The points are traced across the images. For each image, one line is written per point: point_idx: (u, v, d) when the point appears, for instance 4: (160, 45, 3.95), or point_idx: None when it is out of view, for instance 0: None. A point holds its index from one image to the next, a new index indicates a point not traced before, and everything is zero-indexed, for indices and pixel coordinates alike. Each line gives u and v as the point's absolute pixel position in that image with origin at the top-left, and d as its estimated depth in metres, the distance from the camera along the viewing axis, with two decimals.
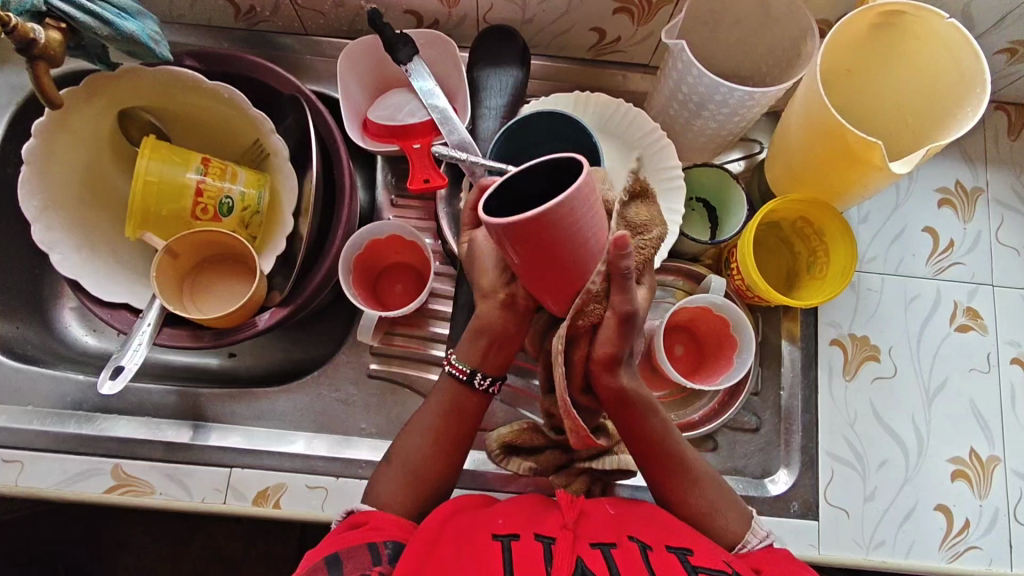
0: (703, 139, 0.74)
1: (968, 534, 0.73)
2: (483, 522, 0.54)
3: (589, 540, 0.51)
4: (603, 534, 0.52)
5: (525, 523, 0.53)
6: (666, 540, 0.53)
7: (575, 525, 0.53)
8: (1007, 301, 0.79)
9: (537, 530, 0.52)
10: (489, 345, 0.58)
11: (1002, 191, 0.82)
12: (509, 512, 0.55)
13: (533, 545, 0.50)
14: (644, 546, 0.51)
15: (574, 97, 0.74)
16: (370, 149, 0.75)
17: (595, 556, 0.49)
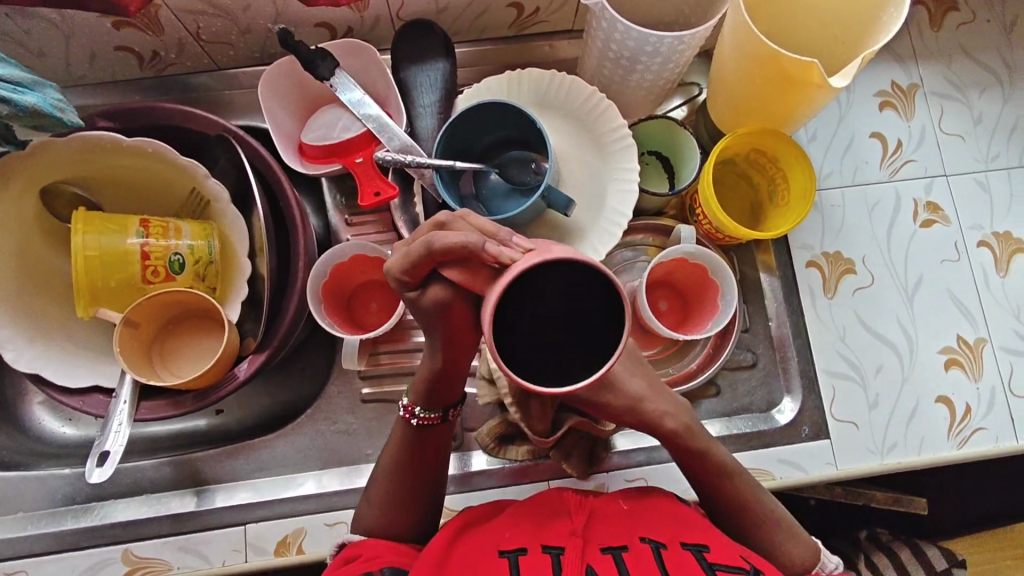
0: (643, 92, 0.73)
1: (972, 418, 0.75)
2: (493, 537, 0.56)
3: (599, 545, 0.54)
4: (614, 537, 0.55)
5: (533, 533, 0.55)
6: (681, 536, 0.55)
7: (583, 528, 0.55)
8: (962, 188, 0.81)
9: (545, 539, 0.54)
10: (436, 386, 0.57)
11: (935, 82, 0.84)
12: (519, 521, 0.57)
13: (542, 559, 0.52)
14: (656, 546, 0.54)
15: (505, 78, 0.72)
16: (312, 173, 0.72)
17: (604, 562, 0.52)
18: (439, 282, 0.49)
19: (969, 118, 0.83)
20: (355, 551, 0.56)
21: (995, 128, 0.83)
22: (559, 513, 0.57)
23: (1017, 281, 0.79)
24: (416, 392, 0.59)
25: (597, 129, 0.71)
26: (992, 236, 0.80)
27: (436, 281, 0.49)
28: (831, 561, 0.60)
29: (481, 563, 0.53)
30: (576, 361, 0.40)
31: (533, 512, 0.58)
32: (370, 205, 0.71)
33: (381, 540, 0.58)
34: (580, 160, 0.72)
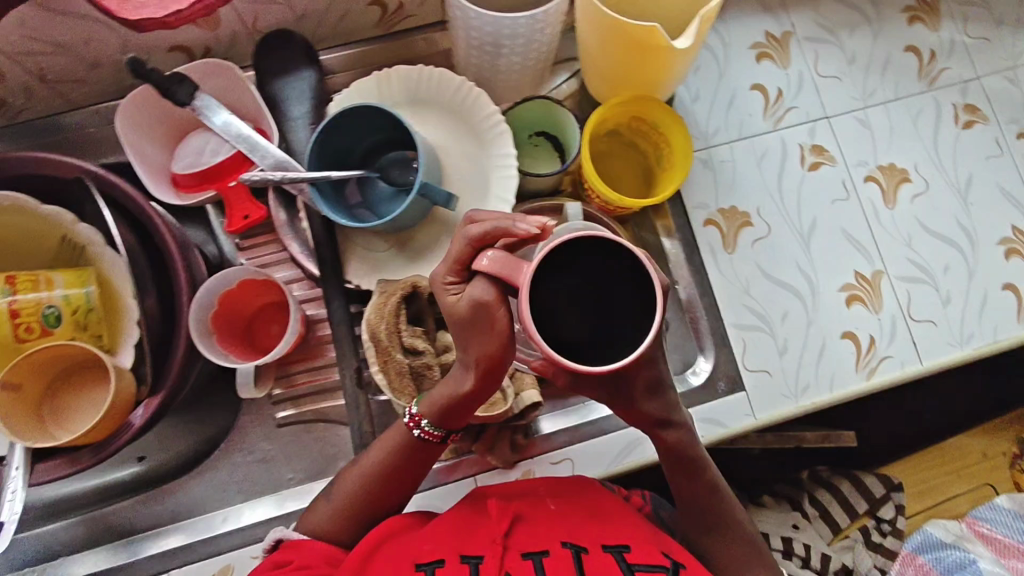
0: (515, 75, 0.73)
1: (877, 348, 0.78)
2: (413, 547, 0.55)
3: (520, 551, 0.53)
4: (536, 540, 0.54)
5: (452, 542, 0.54)
6: (601, 538, 0.56)
7: (505, 535, 0.54)
8: (844, 128, 0.83)
9: (465, 549, 0.53)
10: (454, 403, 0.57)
11: (808, 27, 0.85)
12: (440, 531, 0.56)
13: (459, 569, 0.51)
14: (577, 550, 0.53)
15: (374, 79, 0.70)
16: (189, 203, 0.69)
17: (522, 567, 0.51)
18: (477, 281, 0.50)
19: (843, 59, 0.85)
20: (288, 555, 0.55)
21: (869, 66, 0.85)
22: (483, 523, 0.56)
23: (904, 211, 0.81)
24: (429, 404, 0.59)
25: (472, 119, 0.70)
26: (877, 170, 0.82)
27: (474, 280, 0.50)
28: None
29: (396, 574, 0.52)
30: (619, 336, 0.43)
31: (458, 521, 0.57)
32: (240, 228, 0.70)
33: (320, 543, 0.57)
34: (461, 151, 0.71)
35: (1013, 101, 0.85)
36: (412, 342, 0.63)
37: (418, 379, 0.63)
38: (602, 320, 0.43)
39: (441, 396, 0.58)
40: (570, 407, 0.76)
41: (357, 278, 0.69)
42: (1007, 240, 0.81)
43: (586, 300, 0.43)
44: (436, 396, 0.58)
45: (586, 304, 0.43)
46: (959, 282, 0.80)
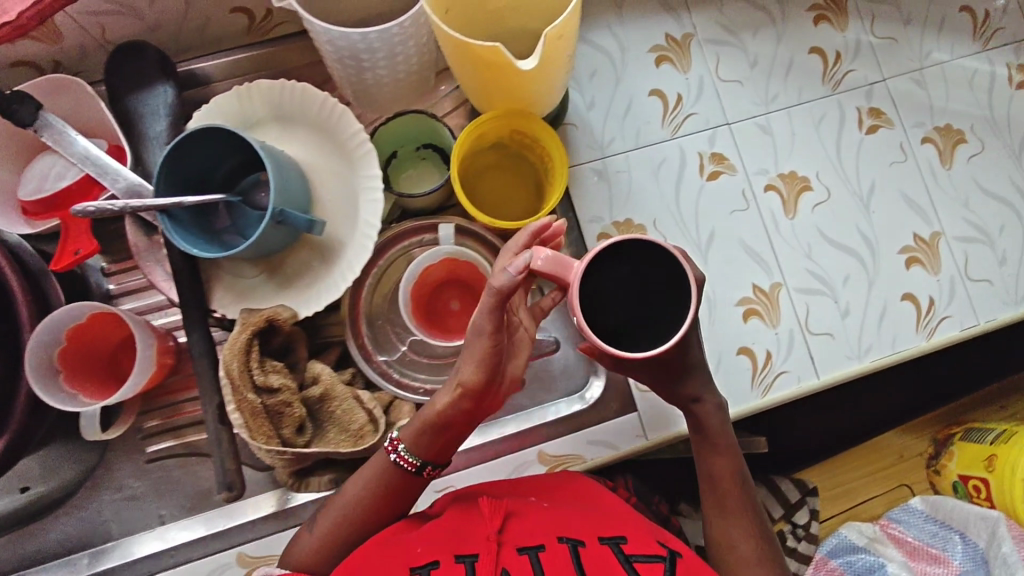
0: (388, 87, 0.69)
1: (773, 363, 0.76)
2: (403, 554, 0.52)
3: (516, 546, 0.50)
4: (530, 536, 0.51)
5: (446, 543, 0.51)
6: (599, 531, 0.54)
7: (499, 532, 0.52)
8: (744, 134, 0.80)
9: (459, 549, 0.50)
10: (430, 433, 0.58)
11: (709, 29, 0.82)
12: (429, 535, 0.53)
13: (454, 568, 0.48)
14: (576, 544, 0.51)
15: (234, 94, 0.66)
16: (36, 230, 0.66)
17: (521, 563, 0.48)
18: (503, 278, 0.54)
19: (745, 62, 0.82)
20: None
21: (772, 70, 0.82)
22: (473, 525, 0.53)
23: (804, 220, 0.79)
24: (408, 427, 0.59)
25: (339, 137, 0.66)
26: (778, 178, 0.80)
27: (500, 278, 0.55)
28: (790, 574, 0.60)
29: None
30: (642, 333, 0.49)
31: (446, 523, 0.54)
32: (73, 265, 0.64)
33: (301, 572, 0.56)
34: (330, 170, 0.67)
35: (920, 104, 0.82)
36: (267, 378, 0.61)
37: (276, 416, 0.62)
38: (646, 315, 0.49)
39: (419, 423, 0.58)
40: None
41: (222, 307, 0.67)
42: (909, 248, 0.79)
43: (624, 291, 0.49)
44: (416, 421, 0.58)
45: (627, 297, 0.49)
46: (859, 293, 0.78)
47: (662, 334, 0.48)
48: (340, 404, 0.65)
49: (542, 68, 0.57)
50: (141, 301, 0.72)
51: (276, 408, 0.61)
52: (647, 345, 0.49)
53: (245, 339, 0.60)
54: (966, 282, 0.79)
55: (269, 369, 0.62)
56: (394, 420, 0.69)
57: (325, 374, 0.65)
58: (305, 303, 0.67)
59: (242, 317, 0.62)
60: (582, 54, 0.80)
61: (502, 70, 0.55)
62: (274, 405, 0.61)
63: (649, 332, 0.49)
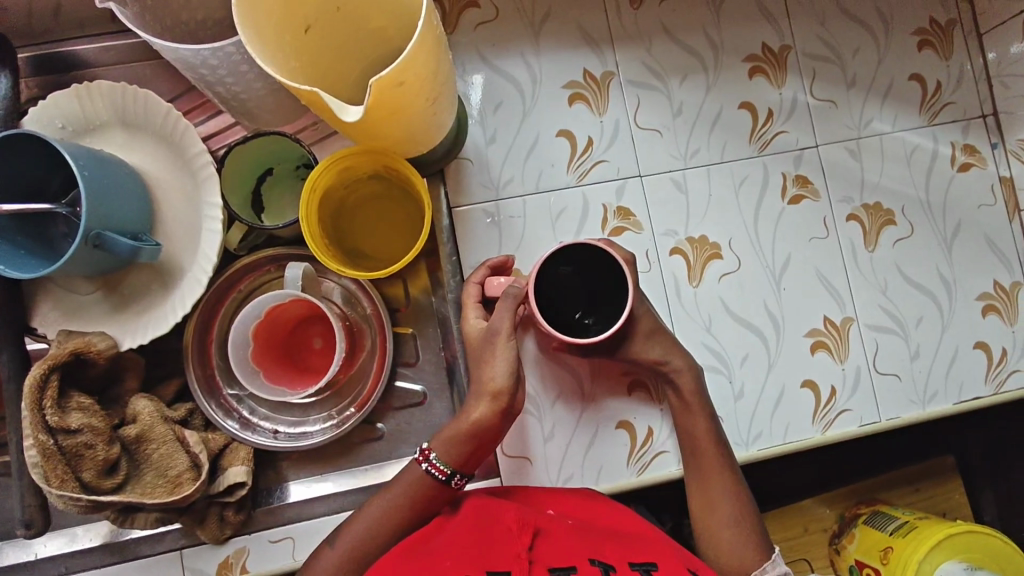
0: (250, 101, 0.63)
1: (654, 441, 0.71)
2: (431, 565, 0.50)
3: (549, 566, 0.50)
4: (562, 557, 0.51)
5: (477, 558, 0.50)
6: (629, 556, 0.54)
7: (529, 549, 0.51)
8: (656, 188, 0.74)
9: (489, 565, 0.49)
10: (467, 440, 0.61)
11: (633, 69, 0.75)
12: (456, 549, 0.52)
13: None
14: (607, 567, 0.51)
15: (73, 92, 0.60)
16: None
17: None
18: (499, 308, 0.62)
19: (668, 110, 0.75)
20: None
21: (696, 120, 0.75)
22: (504, 536, 0.53)
23: (709, 290, 0.74)
24: (441, 438, 0.61)
25: (186, 154, 0.61)
26: (686, 242, 0.74)
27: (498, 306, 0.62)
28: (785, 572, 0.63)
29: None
30: (608, 311, 0.60)
31: (469, 538, 0.53)
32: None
33: None
34: (174, 186, 0.62)
35: (851, 177, 0.77)
36: (69, 417, 0.56)
37: (81, 457, 0.57)
38: (594, 299, 0.60)
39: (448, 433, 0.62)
40: (318, 475, 0.69)
41: (44, 327, 0.62)
42: (817, 331, 0.74)
43: (581, 283, 0.60)
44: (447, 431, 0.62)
45: (574, 298, 0.60)
46: (756, 373, 0.73)
47: (605, 313, 0.60)
48: (159, 445, 0.60)
49: (383, 116, 0.51)
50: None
51: (81, 448, 0.57)
52: (603, 324, 0.60)
53: (48, 374, 0.56)
54: (873, 374, 0.74)
55: (75, 408, 0.57)
56: (227, 465, 0.64)
57: (148, 410, 0.61)
58: (132, 334, 0.62)
59: (60, 338, 0.59)
60: (489, 83, 0.73)
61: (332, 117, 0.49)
62: (77, 445, 0.56)
63: (611, 306, 0.60)
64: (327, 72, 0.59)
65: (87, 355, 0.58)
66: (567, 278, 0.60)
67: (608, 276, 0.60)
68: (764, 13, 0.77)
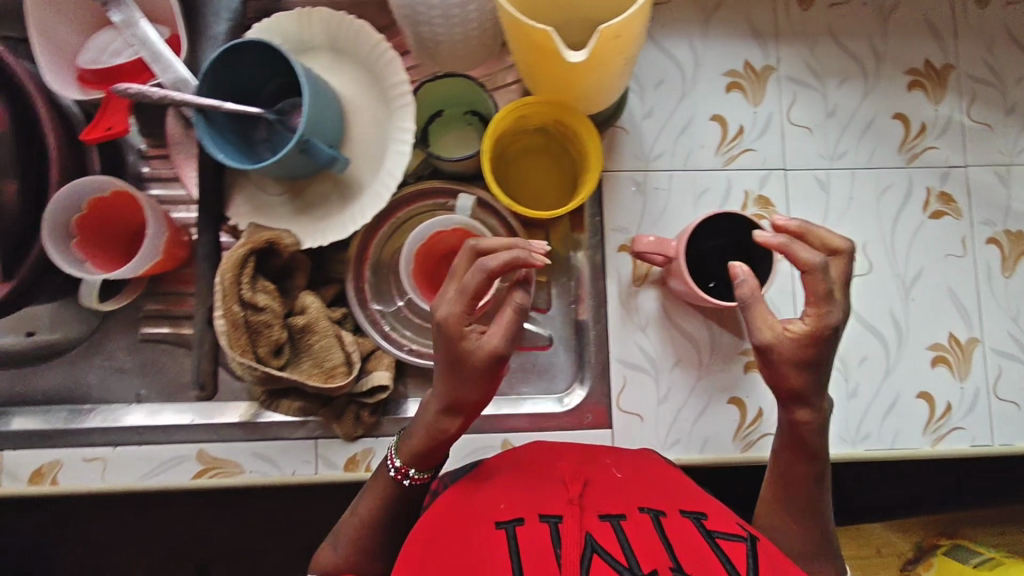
0: (447, 44, 0.69)
1: (761, 423, 0.74)
2: (485, 506, 0.54)
3: (597, 512, 0.51)
4: (610, 504, 0.52)
5: (527, 500, 0.53)
6: (679, 504, 0.54)
7: (580, 496, 0.53)
8: (799, 183, 0.77)
9: (542, 508, 0.52)
10: (433, 454, 0.59)
11: (794, 66, 0.78)
12: (509, 493, 0.55)
13: (539, 528, 0.50)
14: (655, 514, 0.52)
15: (294, 14, 0.66)
16: (82, 100, 0.65)
17: (602, 529, 0.49)
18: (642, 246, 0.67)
19: (822, 110, 0.77)
20: None
21: (848, 123, 0.77)
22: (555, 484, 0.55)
23: None
24: (409, 447, 0.59)
25: (384, 81, 0.66)
26: None
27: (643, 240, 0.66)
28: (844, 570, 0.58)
29: (474, 534, 0.51)
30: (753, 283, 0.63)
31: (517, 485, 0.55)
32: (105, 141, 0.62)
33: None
34: (367, 112, 0.67)
35: (997, 202, 0.77)
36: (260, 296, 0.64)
37: (260, 332, 0.64)
38: (734, 270, 0.65)
39: (417, 441, 0.59)
40: None
41: (235, 216, 0.68)
42: (939, 346, 0.75)
43: (722, 253, 0.65)
44: (410, 439, 0.59)
45: (721, 265, 0.65)
46: (871, 377, 0.75)
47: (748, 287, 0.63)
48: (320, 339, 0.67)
49: (591, 65, 0.55)
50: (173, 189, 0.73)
51: (263, 325, 0.64)
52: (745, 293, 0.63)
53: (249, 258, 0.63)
54: (992, 398, 0.74)
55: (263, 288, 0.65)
56: (371, 369, 0.69)
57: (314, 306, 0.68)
58: (311, 236, 0.67)
59: (249, 231, 0.65)
60: (655, 61, 0.77)
61: (549, 58, 0.54)
62: (260, 322, 0.64)
63: (754, 278, 0.63)
64: None
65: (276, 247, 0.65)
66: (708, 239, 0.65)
67: (753, 244, 0.63)
68: (930, 30, 0.79)
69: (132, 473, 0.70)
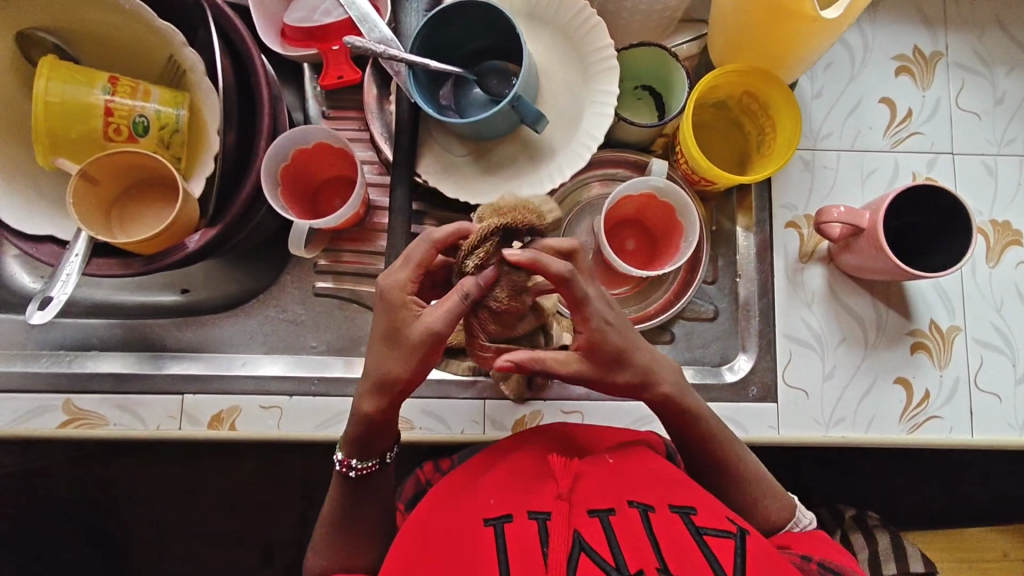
0: (641, 16, 0.70)
1: (929, 405, 0.73)
2: (474, 506, 0.52)
3: (587, 508, 0.50)
4: (601, 497, 0.51)
5: (517, 496, 0.51)
6: (670, 497, 0.52)
7: (569, 492, 0.51)
8: (967, 168, 0.77)
9: (530, 505, 0.50)
10: (365, 436, 0.57)
11: (962, 53, 0.78)
12: (498, 487, 0.53)
13: (529, 526, 0.48)
14: (644, 509, 0.50)
15: None
16: (287, 55, 0.71)
17: (592, 526, 0.48)
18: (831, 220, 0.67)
19: (990, 96, 0.78)
20: None
21: (1017, 111, 0.78)
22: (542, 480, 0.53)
23: (1005, 273, 0.75)
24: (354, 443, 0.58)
25: (584, 48, 0.69)
26: (989, 223, 0.76)
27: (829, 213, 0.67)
28: (806, 518, 0.62)
29: (464, 535, 0.49)
30: (946, 257, 0.64)
31: (511, 483, 0.53)
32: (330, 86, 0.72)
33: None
34: (562, 78, 0.70)
35: None
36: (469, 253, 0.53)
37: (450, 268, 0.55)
38: (915, 244, 0.67)
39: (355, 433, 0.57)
40: None
41: (426, 172, 0.69)
42: None
43: (904, 230, 0.67)
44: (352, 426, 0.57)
45: (912, 239, 0.67)
46: None
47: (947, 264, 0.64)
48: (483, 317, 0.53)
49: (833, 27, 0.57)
50: (363, 151, 0.77)
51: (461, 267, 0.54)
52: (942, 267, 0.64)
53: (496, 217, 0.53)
54: None
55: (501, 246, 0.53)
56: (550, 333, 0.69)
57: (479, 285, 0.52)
58: (503, 194, 0.69)
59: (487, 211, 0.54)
60: None
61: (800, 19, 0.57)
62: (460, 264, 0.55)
63: (945, 253, 0.65)
64: None
65: (522, 226, 0.52)
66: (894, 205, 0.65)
67: (947, 216, 0.64)
68: None
69: (306, 423, 0.70)
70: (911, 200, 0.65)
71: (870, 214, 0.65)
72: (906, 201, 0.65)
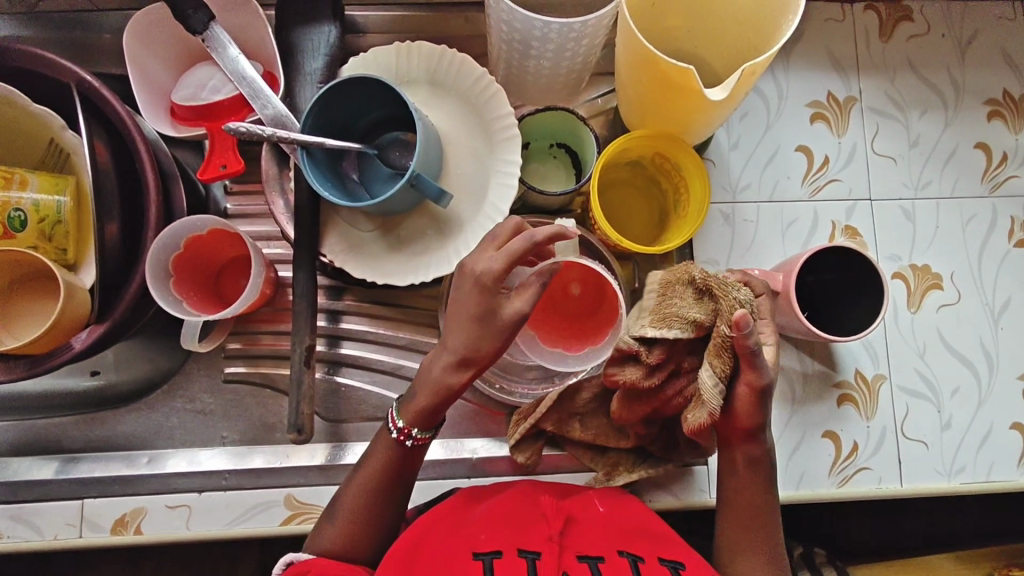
0: (545, 79, 0.67)
1: (857, 457, 0.73)
2: (465, 536, 0.55)
3: (576, 553, 0.54)
4: (592, 546, 0.55)
5: (509, 533, 0.55)
6: (658, 551, 0.56)
7: (559, 535, 0.55)
8: (886, 214, 0.76)
9: (521, 543, 0.54)
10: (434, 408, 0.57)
11: (875, 97, 0.78)
12: (491, 523, 0.57)
13: (518, 562, 0.52)
14: (634, 559, 0.54)
15: (394, 49, 0.66)
16: (180, 136, 0.67)
17: (580, 569, 0.52)
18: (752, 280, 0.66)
19: (905, 139, 0.78)
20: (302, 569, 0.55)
21: (931, 154, 0.78)
22: (536, 521, 0.57)
23: (927, 318, 0.75)
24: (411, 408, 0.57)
25: (486, 115, 0.66)
26: (909, 268, 0.76)
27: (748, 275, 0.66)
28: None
29: (452, 562, 0.52)
30: (862, 316, 0.64)
31: (503, 522, 0.56)
32: (215, 178, 0.64)
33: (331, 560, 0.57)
34: (467, 147, 0.67)
35: None
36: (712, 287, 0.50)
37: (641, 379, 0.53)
38: (837, 303, 0.66)
39: (422, 402, 0.57)
40: None
41: (331, 253, 0.67)
42: None
43: (832, 286, 0.66)
44: (412, 401, 0.57)
45: (824, 297, 0.67)
46: (965, 408, 0.74)
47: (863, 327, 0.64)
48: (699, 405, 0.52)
49: (724, 103, 0.56)
50: (271, 226, 0.74)
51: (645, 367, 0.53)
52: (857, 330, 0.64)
53: (704, 277, 0.50)
54: None
55: (692, 303, 0.51)
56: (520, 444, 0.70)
57: (710, 385, 0.50)
58: (414, 272, 0.66)
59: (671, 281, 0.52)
60: None
61: (691, 96, 0.56)
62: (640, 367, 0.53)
63: (865, 312, 0.64)
64: (665, 41, 0.66)
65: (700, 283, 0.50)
66: (814, 269, 0.66)
67: (862, 278, 0.64)
68: (1007, 59, 0.79)
69: (217, 520, 0.67)
70: (824, 262, 0.65)
71: (784, 277, 0.65)
72: (831, 255, 0.65)
